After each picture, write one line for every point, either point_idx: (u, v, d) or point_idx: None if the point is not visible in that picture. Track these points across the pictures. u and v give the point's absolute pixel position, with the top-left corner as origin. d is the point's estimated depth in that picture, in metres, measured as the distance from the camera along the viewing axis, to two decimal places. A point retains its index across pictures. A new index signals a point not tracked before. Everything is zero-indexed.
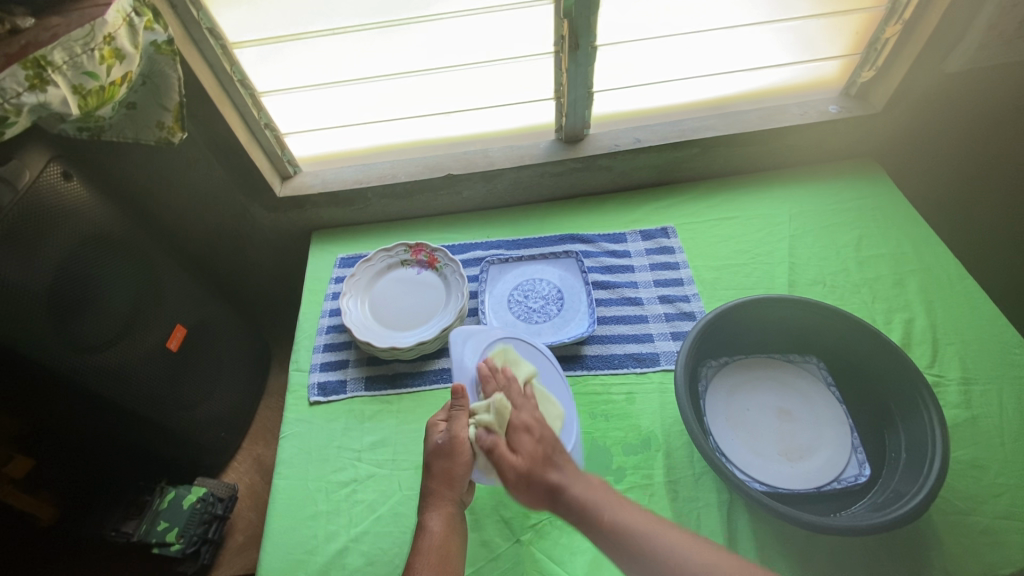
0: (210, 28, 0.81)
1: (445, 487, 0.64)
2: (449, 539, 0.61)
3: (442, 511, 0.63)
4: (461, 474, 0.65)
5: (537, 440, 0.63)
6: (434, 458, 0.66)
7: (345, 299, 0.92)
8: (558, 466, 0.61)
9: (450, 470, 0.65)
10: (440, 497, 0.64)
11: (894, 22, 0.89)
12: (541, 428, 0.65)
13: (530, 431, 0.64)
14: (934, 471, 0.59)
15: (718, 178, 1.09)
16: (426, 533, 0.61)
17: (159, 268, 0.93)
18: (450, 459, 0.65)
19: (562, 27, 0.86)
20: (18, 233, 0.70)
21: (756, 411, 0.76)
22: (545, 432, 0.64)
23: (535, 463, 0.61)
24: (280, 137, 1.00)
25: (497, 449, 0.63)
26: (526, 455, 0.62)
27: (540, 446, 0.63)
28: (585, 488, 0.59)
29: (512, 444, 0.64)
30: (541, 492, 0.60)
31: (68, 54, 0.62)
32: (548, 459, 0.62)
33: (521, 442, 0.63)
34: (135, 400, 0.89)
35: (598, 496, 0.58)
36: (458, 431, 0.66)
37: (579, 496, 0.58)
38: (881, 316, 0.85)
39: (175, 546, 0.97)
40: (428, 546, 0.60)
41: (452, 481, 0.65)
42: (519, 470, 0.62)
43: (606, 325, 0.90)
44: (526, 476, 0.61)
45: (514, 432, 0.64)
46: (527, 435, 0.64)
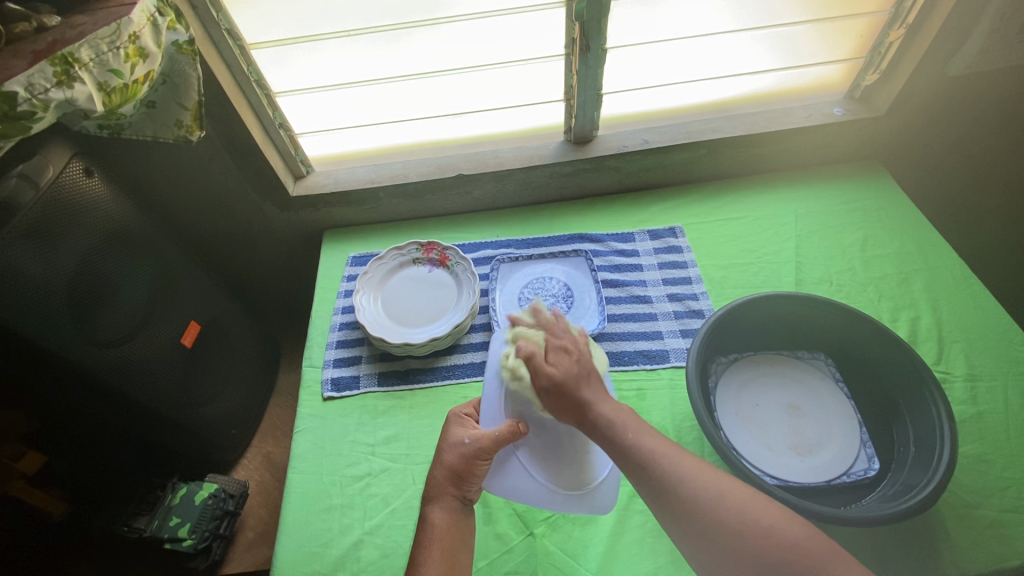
0: (228, 29, 0.82)
1: (452, 484, 0.64)
2: (451, 535, 0.62)
3: (445, 508, 0.63)
4: (471, 477, 0.64)
5: (576, 359, 0.60)
6: (449, 453, 0.65)
7: (359, 296, 0.93)
8: (593, 389, 0.59)
9: (461, 469, 0.64)
10: (446, 495, 0.64)
11: (897, 27, 0.91)
12: (581, 350, 0.61)
13: (569, 350, 0.61)
14: (943, 462, 0.60)
15: (724, 179, 1.10)
16: (428, 527, 0.62)
17: (174, 264, 0.94)
18: (466, 461, 0.64)
19: (573, 30, 0.87)
20: (41, 229, 0.71)
21: (766, 407, 0.77)
22: (584, 354, 0.61)
23: (570, 377, 0.59)
24: (294, 137, 1.01)
25: (534, 358, 0.60)
26: (563, 370, 0.59)
27: (577, 364, 0.60)
28: (613, 410, 0.57)
29: (553, 358, 0.60)
30: (569, 404, 0.58)
31: (95, 52, 0.63)
32: (584, 377, 0.59)
33: (559, 359, 0.60)
34: (149, 395, 0.90)
35: (625, 418, 0.56)
36: (484, 441, 0.64)
37: (608, 415, 0.56)
38: (887, 314, 0.86)
39: (187, 541, 0.98)
40: (432, 538, 0.61)
41: (460, 480, 0.64)
42: (552, 381, 0.59)
43: (616, 322, 0.91)
44: (559, 391, 0.59)
45: (553, 348, 0.61)
46: (569, 356, 0.60)
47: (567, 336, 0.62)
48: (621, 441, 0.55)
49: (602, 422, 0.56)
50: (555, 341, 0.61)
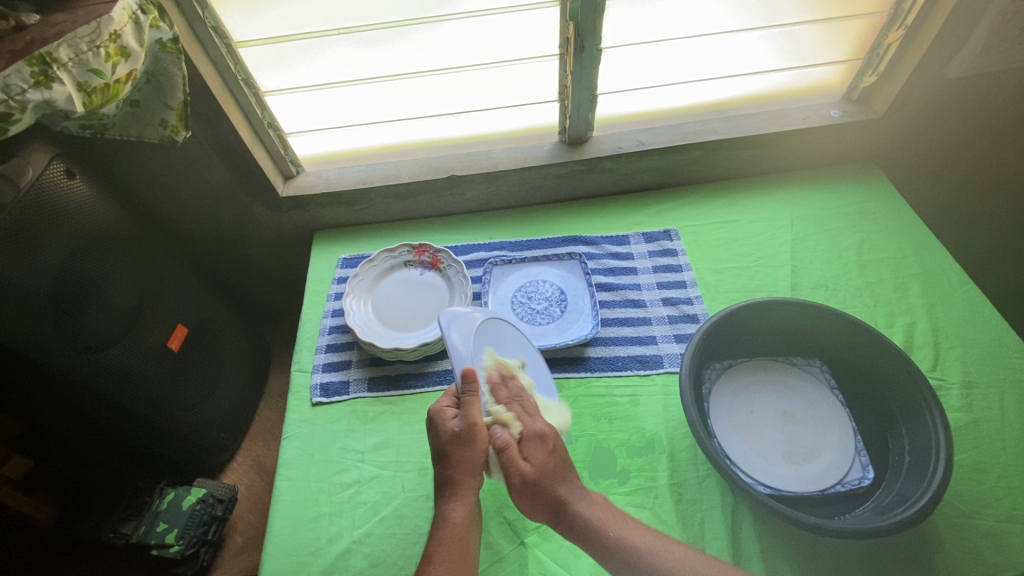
0: (215, 27, 0.80)
1: (467, 477, 0.62)
2: (468, 531, 0.61)
3: (465, 503, 0.62)
4: (483, 461, 0.64)
5: (548, 451, 0.64)
6: (452, 447, 0.63)
7: (348, 300, 0.92)
8: (570, 485, 0.63)
9: (472, 459, 0.63)
10: (463, 488, 0.62)
11: (896, 28, 0.90)
12: (555, 439, 0.66)
13: (543, 441, 0.64)
14: (938, 474, 0.60)
15: (719, 181, 1.09)
16: (446, 524, 0.61)
17: (160, 266, 0.92)
18: (470, 447, 0.63)
19: (567, 29, 0.86)
20: (20, 233, 0.69)
21: (760, 414, 0.76)
22: (557, 444, 0.65)
23: (546, 474, 0.62)
24: (283, 137, 1.00)
25: (508, 452, 0.63)
26: (538, 466, 0.63)
27: (552, 458, 0.64)
28: (592, 506, 0.62)
29: (526, 452, 0.64)
30: (545, 502, 0.62)
31: (74, 51, 0.62)
32: (558, 474, 0.63)
33: (533, 451, 0.64)
34: (135, 400, 0.88)
35: (603, 514, 0.62)
36: (473, 416, 0.63)
37: (588, 511, 0.62)
38: (883, 319, 0.85)
39: (175, 547, 0.98)
40: (452, 537, 0.60)
41: (474, 470, 0.63)
42: (527, 477, 0.62)
43: (609, 327, 0.90)
44: (535, 487, 0.62)
45: (530, 443, 0.64)
46: (543, 446, 0.64)
47: (539, 424, 0.66)
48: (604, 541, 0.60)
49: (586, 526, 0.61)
50: (530, 431, 0.65)
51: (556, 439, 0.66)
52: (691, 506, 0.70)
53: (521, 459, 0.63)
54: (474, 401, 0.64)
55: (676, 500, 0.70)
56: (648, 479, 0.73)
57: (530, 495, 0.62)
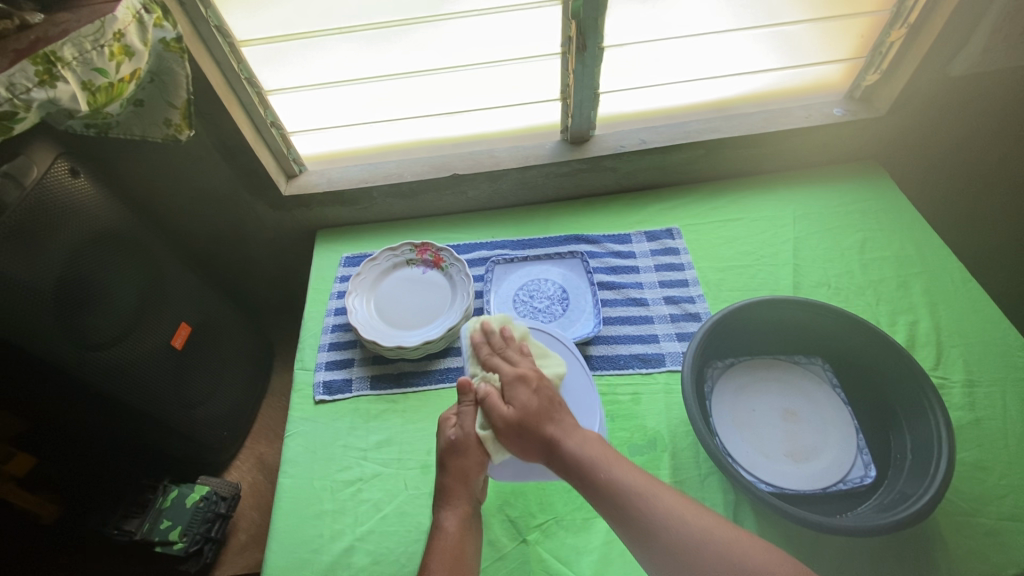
0: (218, 26, 0.81)
1: (460, 485, 0.64)
2: (463, 540, 0.61)
3: (458, 512, 0.63)
4: (476, 471, 0.65)
5: (533, 391, 0.65)
6: (447, 455, 0.65)
7: (351, 298, 0.92)
8: (556, 419, 0.62)
9: (466, 467, 0.64)
10: (456, 497, 0.64)
11: (899, 26, 0.90)
12: (539, 380, 0.66)
13: (523, 382, 0.65)
14: (940, 473, 0.59)
15: (721, 180, 1.09)
16: (441, 533, 0.61)
17: (163, 265, 0.92)
18: (462, 454, 0.65)
19: (569, 28, 0.86)
20: (25, 231, 0.69)
21: (762, 412, 0.76)
22: (542, 384, 0.66)
23: (528, 413, 0.63)
24: (286, 136, 1.00)
25: (489, 398, 0.65)
26: (517, 405, 0.63)
27: (536, 396, 0.64)
28: (582, 441, 0.60)
29: (508, 395, 0.65)
30: (533, 442, 0.62)
31: (78, 50, 0.62)
32: (544, 410, 0.63)
33: (516, 393, 0.65)
34: (139, 398, 0.88)
35: (595, 452, 0.59)
36: (468, 427, 0.66)
37: (574, 443, 0.60)
38: (885, 318, 0.85)
39: (178, 544, 0.97)
40: (445, 545, 0.60)
41: (468, 479, 0.64)
42: (509, 418, 0.63)
43: (612, 325, 0.90)
44: (519, 426, 0.62)
45: (513, 387, 0.65)
46: (525, 387, 0.65)
47: (522, 368, 0.67)
48: (596, 474, 0.57)
49: (577, 458, 0.59)
50: (510, 376, 0.66)
51: (544, 381, 0.66)
52: None
53: (504, 403, 0.65)
54: (473, 411, 0.67)
55: None
56: (650, 476, 0.73)
57: (517, 434, 0.62)
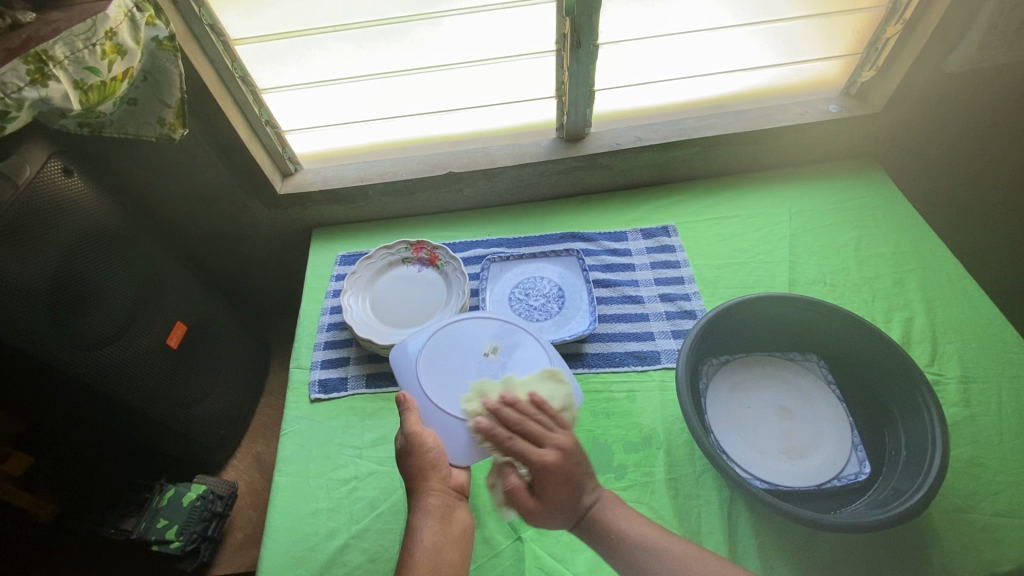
0: (211, 24, 0.81)
1: (421, 481, 0.64)
2: (440, 534, 0.61)
3: (424, 505, 0.63)
4: (436, 462, 0.65)
5: (562, 481, 0.61)
6: (402, 460, 0.66)
7: (346, 297, 0.92)
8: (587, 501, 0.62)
9: (420, 462, 0.65)
10: (421, 495, 0.64)
11: (894, 23, 0.90)
12: (567, 466, 0.62)
13: (552, 474, 0.61)
14: (934, 469, 0.59)
15: (717, 177, 1.09)
16: (416, 532, 0.61)
17: (158, 264, 0.92)
18: (418, 457, 0.65)
19: (564, 25, 0.86)
20: (18, 231, 0.69)
21: (757, 410, 0.76)
22: (570, 469, 0.62)
23: (557, 505, 0.61)
24: (281, 135, 1.00)
25: (515, 485, 0.62)
26: (549, 499, 0.61)
27: (564, 488, 0.61)
28: (605, 503, 0.62)
29: (535, 488, 0.62)
30: (557, 521, 0.62)
31: (69, 49, 0.62)
32: (573, 498, 0.62)
33: (544, 487, 0.61)
34: (134, 398, 0.88)
35: (617, 518, 0.61)
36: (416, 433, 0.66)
37: (599, 516, 0.61)
38: (880, 314, 0.85)
39: (174, 543, 0.97)
40: (417, 544, 0.60)
41: (427, 473, 0.65)
42: (536, 507, 0.61)
43: (607, 323, 0.90)
44: (546, 515, 0.61)
45: (540, 480, 0.62)
46: (553, 477, 0.61)
47: (548, 452, 0.63)
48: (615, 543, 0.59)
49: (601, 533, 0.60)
50: (538, 468, 0.62)
51: (572, 464, 0.62)
52: (688, 501, 0.70)
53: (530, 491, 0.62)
54: (413, 413, 0.68)
55: (672, 495, 0.71)
56: (645, 474, 0.73)
57: (543, 521, 0.62)
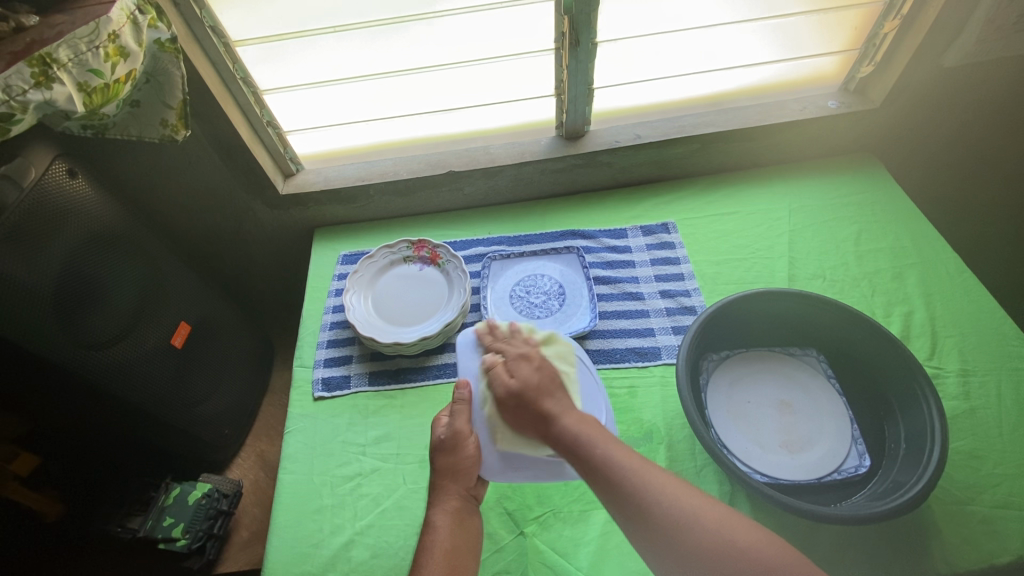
0: (212, 26, 0.81)
1: (450, 481, 0.66)
2: (458, 535, 0.63)
3: (447, 508, 0.64)
4: (467, 468, 0.67)
5: (537, 368, 0.69)
6: (436, 453, 0.68)
7: (348, 296, 0.92)
8: (558, 393, 0.67)
9: (454, 464, 0.67)
10: (447, 494, 0.65)
11: (892, 18, 0.90)
12: (543, 360, 0.71)
13: (528, 360, 0.70)
14: (933, 460, 0.60)
15: (716, 174, 1.09)
16: (433, 531, 0.63)
17: (162, 266, 0.93)
18: (454, 454, 0.67)
19: (562, 23, 0.86)
20: (24, 233, 0.70)
21: (757, 404, 0.77)
22: (545, 363, 0.71)
23: (530, 387, 0.67)
24: (282, 135, 1.00)
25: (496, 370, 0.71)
26: (523, 379, 0.68)
27: (539, 374, 0.69)
28: (577, 420, 0.64)
29: (513, 369, 0.70)
30: (530, 413, 0.66)
31: (73, 52, 0.62)
32: (547, 388, 0.67)
33: (520, 368, 0.69)
34: (139, 397, 0.89)
35: (589, 430, 0.63)
36: (460, 426, 0.68)
37: (569, 424, 0.63)
38: (880, 309, 0.86)
39: (181, 541, 0.98)
40: (437, 544, 0.61)
41: (458, 476, 0.66)
42: (512, 389, 0.68)
43: (607, 319, 0.90)
44: (521, 398, 0.67)
45: (516, 363, 0.70)
46: (529, 363, 0.70)
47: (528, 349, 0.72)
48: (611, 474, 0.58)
49: (568, 435, 0.62)
50: (516, 353, 0.72)
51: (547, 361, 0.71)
52: None
53: (508, 375, 0.70)
54: (464, 409, 0.70)
55: None
56: None
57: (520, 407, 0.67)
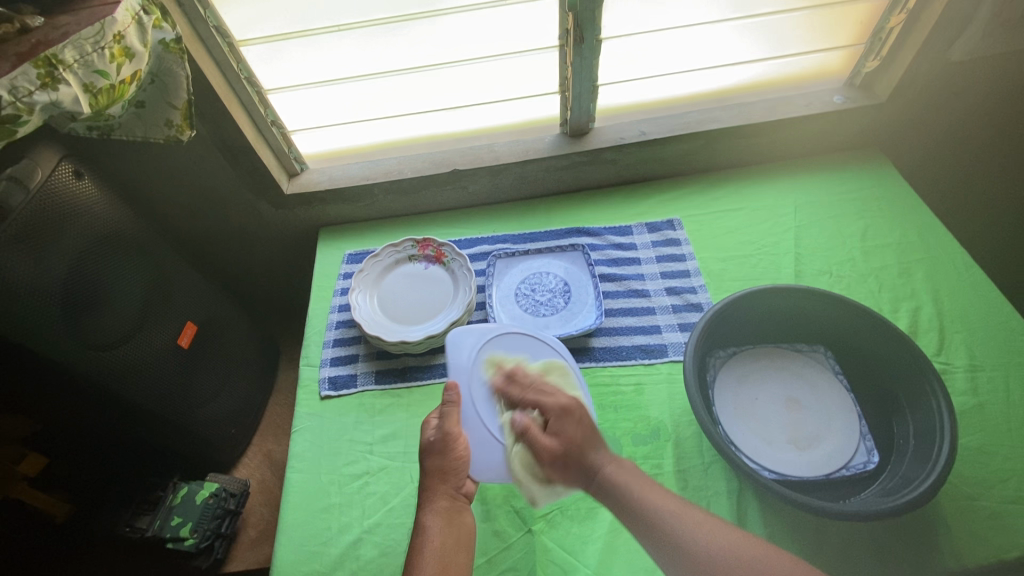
0: (216, 26, 0.81)
1: (439, 481, 0.66)
2: (448, 533, 0.62)
3: (437, 508, 0.64)
4: (455, 468, 0.67)
5: (578, 422, 0.65)
6: (426, 455, 0.68)
7: (354, 295, 0.92)
8: (599, 448, 0.64)
9: (443, 465, 0.66)
10: (436, 495, 0.65)
11: (898, 12, 0.89)
12: (582, 411, 0.67)
13: (565, 415, 0.66)
14: (943, 456, 0.60)
15: (722, 170, 1.09)
16: (423, 531, 0.62)
17: (168, 266, 0.93)
18: (442, 456, 0.67)
19: (566, 20, 0.86)
20: (31, 234, 0.70)
21: (765, 401, 0.77)
22: (584, 415, 0.66)
23: (573, 446, 0.64)
24: (287, 135, 1.00)
25: (533, 432, 0.67)
26: (564, 438, 0.65)
27: (580, 430, 0.65)
28: (617, 468, 0.61)
29: (554, 427, 0.66)
30: (577, 470, 0.63)
31: (79, 53, 0.62)
32: (589, 442, 0.64)
33: (561, 426, 0.66)
34: (145, 397, 0.89)
35: (627, 478, 0.60)
36: (450, 428, 0.68)
37: (613, 472, 0.61)
38: (887, 305, 0.85)
39: (189, 540, 0.99)
40: (425, 544, 0.61)
41: (447, 476, 0.66)
42: (555, 450, 0.65)
43: (613, 317, 0.90)
44: (566, 458, 0.64)
45: (555, 421, 0.66)
46: (567, 418, 0.66)
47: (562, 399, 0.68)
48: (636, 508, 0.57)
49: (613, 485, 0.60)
50: (553, 408, 0.67)
51: (584, 411, 0.67)
52: (697, 492, 0.71)
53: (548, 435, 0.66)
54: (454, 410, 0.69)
55: (681, 487, 0.71)
56: (654, 466, 0.73)
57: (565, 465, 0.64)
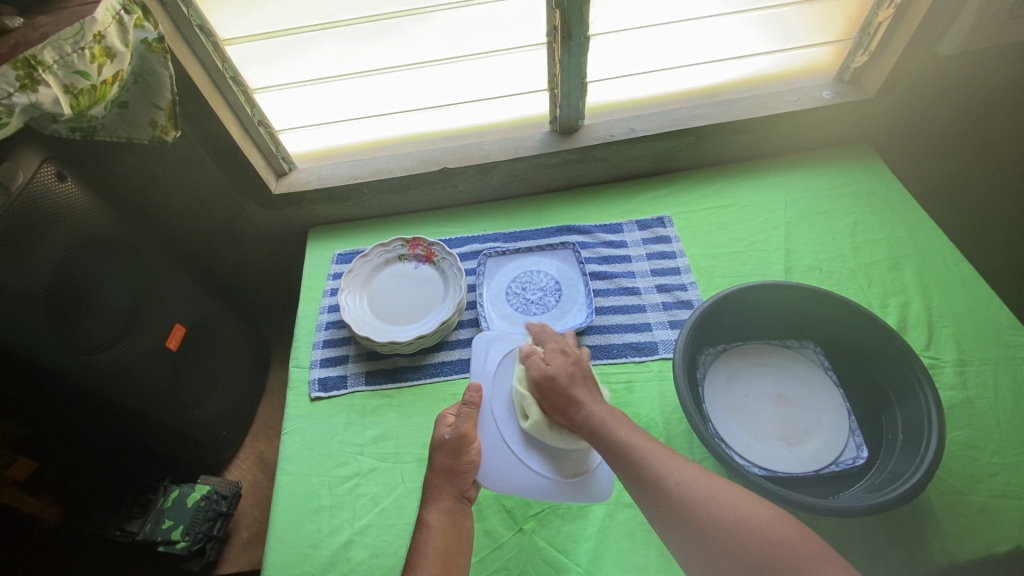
0: (200, 25, 0.80)
1: (446, 482, 0.66)
2: (450, 534, 0.63)
3: (440, 507, 0.65)
4: (464, 470, 0.67)
5: (573, 363, 0.71)
6: (437, 452, 0.68)
7: (343, 295, 0.92)
8: (585, 386, 0.68)
9: (452, 467, 0.67)
10: (441, 494, 0.66)
11: (886, 6, 0.89)
12: (580, 358, 0.72)
13: (568, 355, 0.72)
14: (930, 451, 0.60)
15: (712, 166, 1.09)
16: (424, 529, 0.63)
17: (155, 267, 0.92)
18: (454, 456, 0.67)
19: (554, 17, 0.85)
20: (15, 236, 0.70)
21: (755, 398, 0.77)
22: (582, 361, 0.72)
23: (564, 374, 0.69)
24: (274, 134, 0.99)
25: (529, 372, 0.72)
26: (557, 365, 0.70)
27: (575, 367, 0.70)
28: (601, 407, 0.65)
29: (550, 360, 0.72)
30: (561, 399, 0.67)
31: (59, 53, 0.62)
32: (577, 378, 0.68)
33: (556, 360, 0.71)
34: (135, 400, 0.89)
35: (608, 415, 0.64)
36: (466, 429, 0.68)
37: (595, 413, 0.64)
38: (877, 300, 0.86)
39: (180, 543, 0.98)
40: (428, 543, 0.62)
41: (455, 478, 0.67)
42: (541, 386, 0.69)
43: (604, 315, 0.90)
44: (552, 385, 0.69)
45: (552, 355, 0.72)
46: (565, 358, 0.71)
47: (551, 350, 0.73)
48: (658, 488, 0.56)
49: (591, 418, 0.64)
50: (556, 350, 0.73)
51: (584, 360, 0.72)
52: None
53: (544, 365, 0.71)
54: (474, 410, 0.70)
55: None
56: None
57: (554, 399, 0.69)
